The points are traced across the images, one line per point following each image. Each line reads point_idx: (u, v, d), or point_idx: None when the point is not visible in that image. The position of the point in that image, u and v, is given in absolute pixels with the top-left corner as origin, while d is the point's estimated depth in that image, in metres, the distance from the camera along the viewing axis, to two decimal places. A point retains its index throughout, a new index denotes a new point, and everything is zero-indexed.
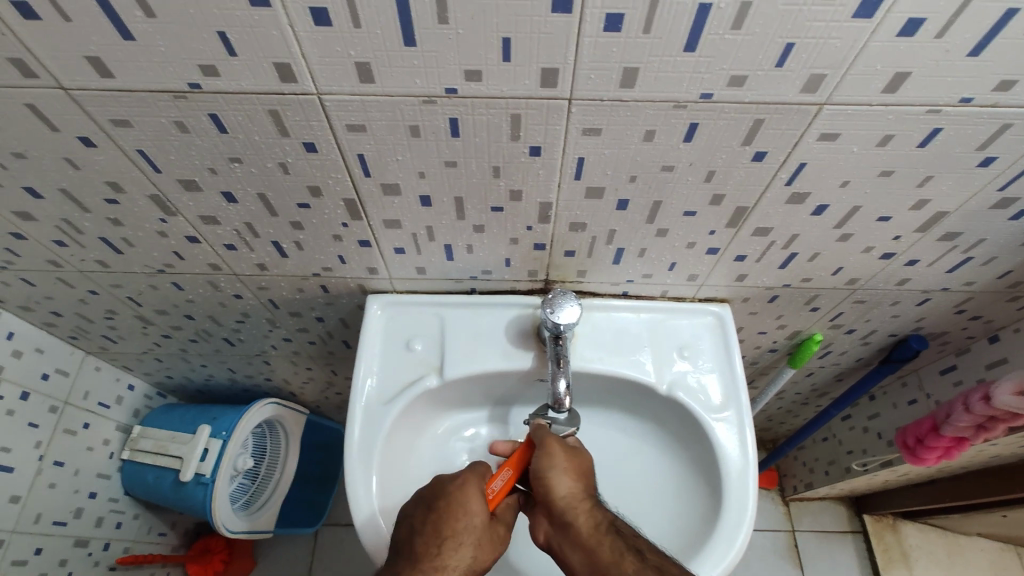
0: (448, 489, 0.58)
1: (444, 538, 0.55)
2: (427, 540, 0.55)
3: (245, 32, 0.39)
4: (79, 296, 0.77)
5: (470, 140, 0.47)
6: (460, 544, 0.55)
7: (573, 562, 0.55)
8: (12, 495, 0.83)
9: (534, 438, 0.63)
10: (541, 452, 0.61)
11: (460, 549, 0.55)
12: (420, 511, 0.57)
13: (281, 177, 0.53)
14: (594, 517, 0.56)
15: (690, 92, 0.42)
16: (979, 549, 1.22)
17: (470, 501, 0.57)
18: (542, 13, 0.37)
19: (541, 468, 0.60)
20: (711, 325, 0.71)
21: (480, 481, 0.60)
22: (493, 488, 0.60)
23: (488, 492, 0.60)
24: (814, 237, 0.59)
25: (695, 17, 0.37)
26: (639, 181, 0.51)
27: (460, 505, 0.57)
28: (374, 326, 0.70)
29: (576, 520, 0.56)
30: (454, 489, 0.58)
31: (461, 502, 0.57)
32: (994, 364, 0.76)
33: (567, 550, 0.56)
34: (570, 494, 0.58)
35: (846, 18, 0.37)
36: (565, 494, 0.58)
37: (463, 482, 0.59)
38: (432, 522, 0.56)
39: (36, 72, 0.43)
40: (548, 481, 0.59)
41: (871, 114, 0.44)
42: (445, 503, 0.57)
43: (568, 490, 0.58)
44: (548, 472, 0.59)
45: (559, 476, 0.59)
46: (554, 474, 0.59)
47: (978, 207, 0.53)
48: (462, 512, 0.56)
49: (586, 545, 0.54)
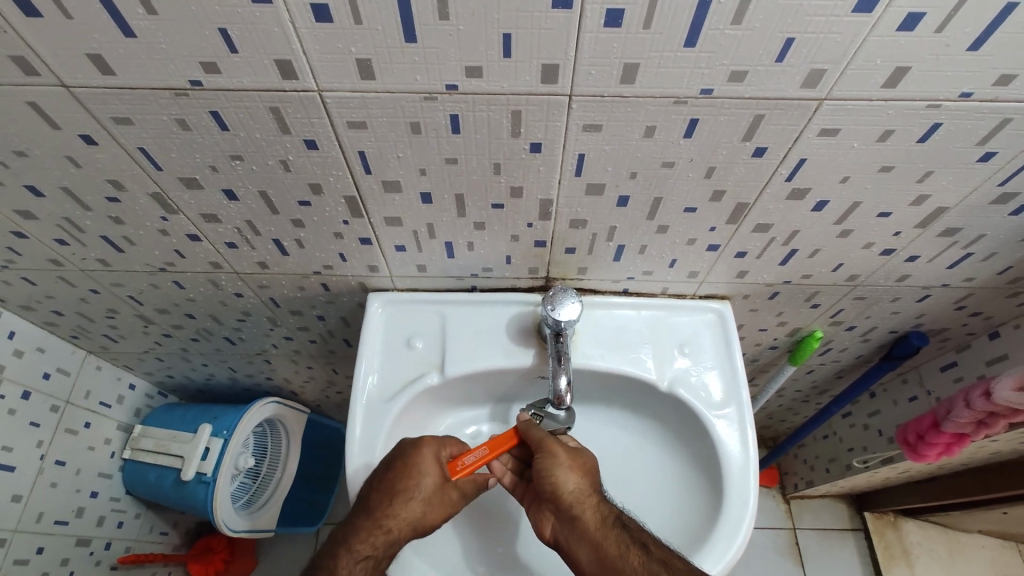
0: (411, 457, 0.60)
1: (397, 494, 0.59)
2: (380, 498, 0.59)
3: (246, 28, 0.39)
4: (80, 295, 0.77)
5: (471, 136, 0.47)
6: (409, 499, 0.59)
7: (582, 558, 0.56)
8: (13, 495, 0.83)
9: (528, 436, 0.62)
10: (544, 452, 0.60)
11: (411, 504, 0.59)
12: (389, 476, 0.60)
13: (282, 175, 0.53)
14: (601, 511, 0.58)
15: (690, 88, 0.42)
16: (981, 545, 1.22)
17: (424, 463, 0.60)
18: (542, 9, 0.37)
19: (546, 468, 0.59)
20: (712, 321, 0.71)
21: (440, 448, 0.62)
22: (464, 462, 0.61)
23: (459, 465, 0.61)
24: (814, 233, 0.59)
25: (695, 11, 0.37)
26: (640, 177, 0.52)
27: (414, 465, 0.60)
28: (375, 323, 0.70)
29: (583, 515, 0.57)
30: (411, 450, 0.61)
31: (415, 464, 0.60)
32: (995, 360, 0.76)
33: (574, 546, 0.57)
34: (578, 491, 0.58)
35: (847, 12, 0.37)
36: (572, 490, 0.58)
37: (421, 445, 0.61)
38: (389, 481, 0.59)
39: (37, 70, 0.43)
40: (554, 482, 0.59)
41: (871, 109, 0.44)
42: (402, 462, 0.60)
43: (575, 486, 0.59)
44: (554, 470, 0.59)
45: (565, 474, 0.59)
46: (560, 474, 0.59)
47: (977, 202, 0.53)
48: (415, 473, 0.60)
49: (593, 539, 0.56)
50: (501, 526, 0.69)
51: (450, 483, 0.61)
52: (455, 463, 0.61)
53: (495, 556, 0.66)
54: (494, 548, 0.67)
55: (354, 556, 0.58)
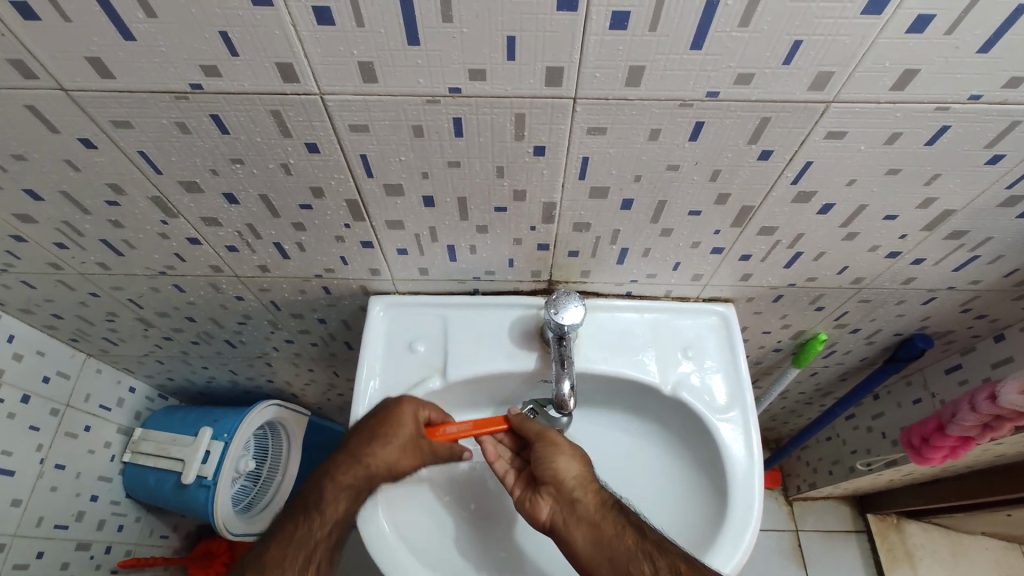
0: (393, 409, 0.64)
1: (376, 439, 0.63)
2: (360, 439, 0.64)
3: (246, 31, 0.39)
4: (79, 299, 0.76)
5: (474, 139, 0.47)
6: (386, 445, 0.63)
7: (579, 539, 0.58)
8: (14, 499, 0.83)
9: (523, 428, 0.64)
10: (543, 441, 0.63)
11: (389, 449, 0.64)
12: (370, 423, 0.64)
13: (283, 178, 0.52)
14: (601, 495, 0.60)
15: (696, 90, 0.42)
16: (984, 548, 1.21)
17: (403, 418, 0.64)
18: (546, 11, 0.37)
19: (549, 454, 0.61)
20: (716, 324, 0.71)
21: (419, 409, 0.65)
22: (447, 431, 0.64)
23: (442, 433, 0.64)
24: (820, 236, 0.58)
25: (701, 15, 0.37)
26: (644, 180, 0.51)
27: (395, 416, 0.64)
28: (376, 327, 0.70)
29: (583, 498, 0.59)
30: (393, 405, 0.64)
31: (396, 416, 0.64)
32: (1000, 363, 0.75)
33: (572, 527, 0.58)
34: (579, 477, 0.61)
35: (855, 15, 0.37)
36: (574, 476, 0.61)
37: (403, 402, 0.64)
38: (370, 428, 0.64)
39: (35, 72, 0.42)
40: (555, 467, 0.61)
41: (879, 111, 0.43)
42: (382, 413, 0.64)
43: (577, 472, 0.61)
44: (556, 457, 0.61)
45: (568, 461, 0.61)
46: (562, 461, 0.61)
47: (984, 205, 0.53)
48: (394, 425, 0.63)
49: (592, 520, 0.58)
50: (501, 529, 0.68)
51: (422, 438, 0.65)
52: (437, 429, 0.65)
53: (503, 561, 0.65)
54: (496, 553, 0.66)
55: (337, 485, 0.65)
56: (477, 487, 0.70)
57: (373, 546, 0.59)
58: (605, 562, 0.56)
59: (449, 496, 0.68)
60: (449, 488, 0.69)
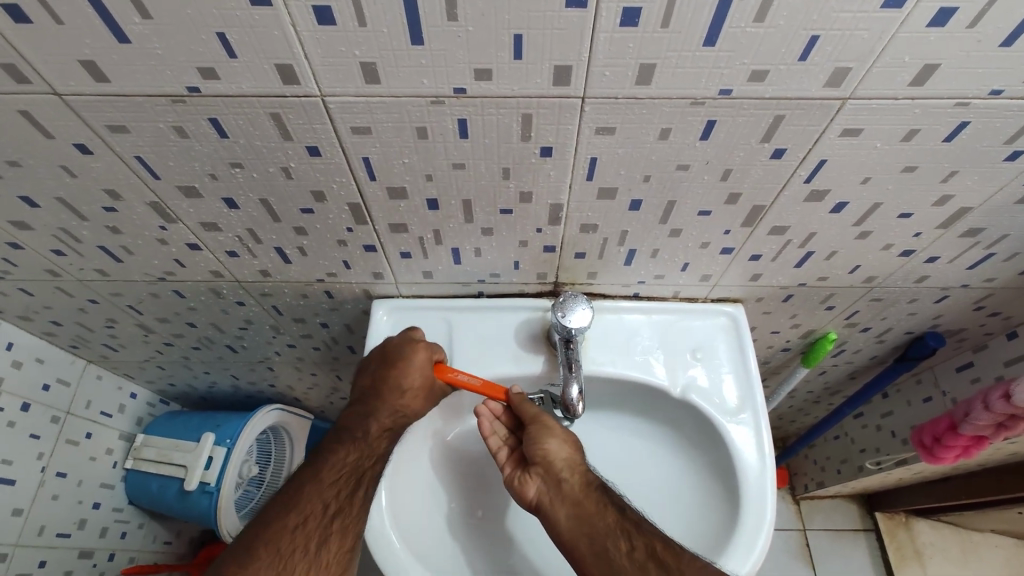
0: (409, 356, 0.63)
1: (399, 387, 0.62)
2: (384, 388, 0.63)
3: (245, 33, 0.37)
4: (78, 305, 0.75)
5: (480, 141, 0.46)
6: (410, 392, 0.63)
7: (562, 518, 0.58)
8: (15, 508, 0.82)
9: (520, 409, 0.63)
10: (538, 423, 0.62)
11: (415, 398, 0.63)
12: (388, 371, 0.63)
13: (284, 182, 0.51)
14: (587, 476, 0.60)
15: (708, 88, 0.41)
16: (995, 545, 1.19)
17: (420, 365, 0.62)
18: (555, 8, 0.36)
19: (540, 437, 0.61)
20: (725, 325, 0.70)
21: (432, 355, 0.63)
22: (456, 377, 0.62)
23: (451, 376, 0.62)
24: (832, 235, 0.57)
25: (715, 10, 0.36)
26: (653, 181, 0.50)
27: (415, 363, 0.62)
28: (380, 332, 0.69)
29: (569, 478, 0.60)
30: (409, 353, 0.63)
31: (415, 365, 0.62)
32: (1014, 360, 0.74)
33: (557, 507, 0.59)
34: (568, 459, 0.61)
35: (874, 8, 0.35)
36: (563, 458, 0.61)
37: (417, 348, 0.63)
38: (391, 376, 0.62)
39: (27, 77, 0.41)
40: (545, 449, 0.61)
41: (897, 107, 0.42)
42: (399, 360, 0.62)
43: (566, 455, 0.61)
44: (547, 439, 0.61)
45: (558, 443, 0.61)
46: (552, 443, 0.61)
47: (1002, 202, 0.52)
48: (413, 373, 0.62)
49: (574, 499, 0.59)
50: (510, 536, 0.67)
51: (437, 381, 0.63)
52: (449, 374, 0.63)
53: (506, 563, 0.65)
54: (504, 558, 0.65)
55: (379, 425, 0.63)
56: (484, 491, 0.69)
57: (380, 554, 0.57)
58: (584, 540, 0.56)
59: (455, 501, 0.67)
60: (456, 493, 0.67)
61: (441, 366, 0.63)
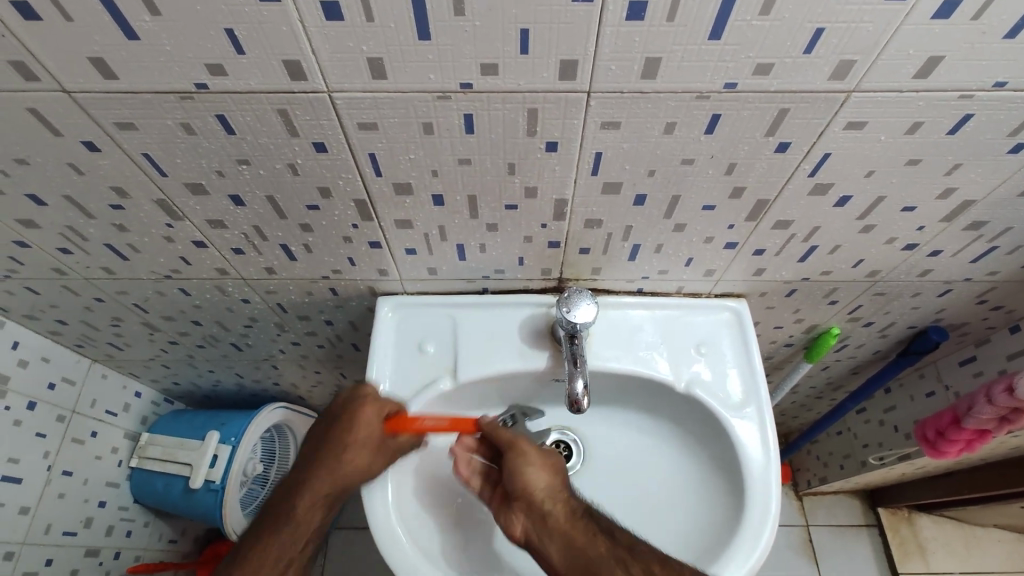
0: (357, 412, 0.62)
1: (346, 444, 0.61)
2: (330, 449, 0.62)
3: (253, 28, 0.38)
4: (85, 305, 0.76)
5: (486, 135, 0.46)
6: (357, 449, 0.61)
7: (552, 556, 0.53)
8: (22, 506, 0.83)
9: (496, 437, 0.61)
10: (514, 451, 0.59)
11: (363, 455, 0.61)
12: (337, 429, 0.62)
13: (291, 179, 0.51)
14: (571, 504, 0.56)
15: (713, 82, 0.41)
16: (996, 540, 1.21)
17: (368, 419, 0.62)
18: (562, 2, 0.36)
19: (517, 467, 0.58)
20: (728, 320, 0.70)
21: (384, 409, 0.63)
22: (425, 423, 0.62)
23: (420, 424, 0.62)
24: (836, 229, 0.57)
25: (721, 3, 0.36)
26: (658, 175, 0.50)
27: (363, 417, 0.62)
28: (384, 328, 0.69)
29: (553, 510, 0.55)
30: (357, 408, 0.62)
31: (365, 421, 0.62)
32: (1016, 354, 0.74)
33: (545, 544, 0.54)
34: (548, 488, 0.57)
35: (880, 0, 0.35)
36: (542, 487, 0.57)
37: (366, 402, 0.63)
38: (337, 435, 0.62)
39: (37, 73, 0.41)
40: (523, 479, 0.57)
41: (902, 100, 0.42)
42: (347, 416, 0.62)
43: (545, 482, 0.57)
44: (525, 468, 0.58)
45: (536, 471, 0.58)
46: (531, 471, 0.58)
47: (1005, 194, 0.52)
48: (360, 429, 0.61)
49: (561, 532, 0.54)
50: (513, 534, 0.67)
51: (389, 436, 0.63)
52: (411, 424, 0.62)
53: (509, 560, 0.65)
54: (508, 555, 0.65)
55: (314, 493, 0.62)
56: None
57: (384, 547, 0.58)
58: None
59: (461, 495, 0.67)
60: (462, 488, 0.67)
61: (402, 418, 0.63)
